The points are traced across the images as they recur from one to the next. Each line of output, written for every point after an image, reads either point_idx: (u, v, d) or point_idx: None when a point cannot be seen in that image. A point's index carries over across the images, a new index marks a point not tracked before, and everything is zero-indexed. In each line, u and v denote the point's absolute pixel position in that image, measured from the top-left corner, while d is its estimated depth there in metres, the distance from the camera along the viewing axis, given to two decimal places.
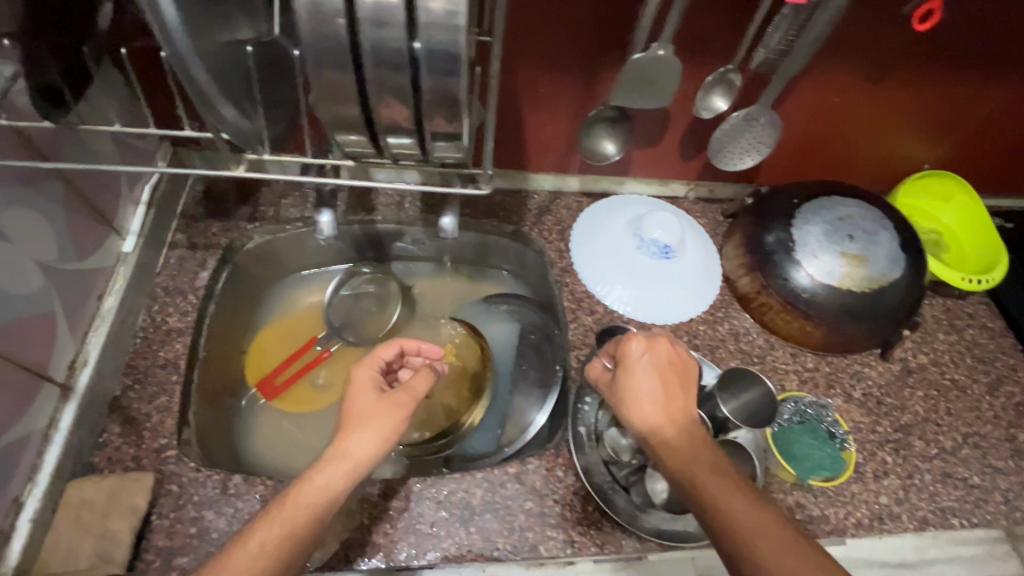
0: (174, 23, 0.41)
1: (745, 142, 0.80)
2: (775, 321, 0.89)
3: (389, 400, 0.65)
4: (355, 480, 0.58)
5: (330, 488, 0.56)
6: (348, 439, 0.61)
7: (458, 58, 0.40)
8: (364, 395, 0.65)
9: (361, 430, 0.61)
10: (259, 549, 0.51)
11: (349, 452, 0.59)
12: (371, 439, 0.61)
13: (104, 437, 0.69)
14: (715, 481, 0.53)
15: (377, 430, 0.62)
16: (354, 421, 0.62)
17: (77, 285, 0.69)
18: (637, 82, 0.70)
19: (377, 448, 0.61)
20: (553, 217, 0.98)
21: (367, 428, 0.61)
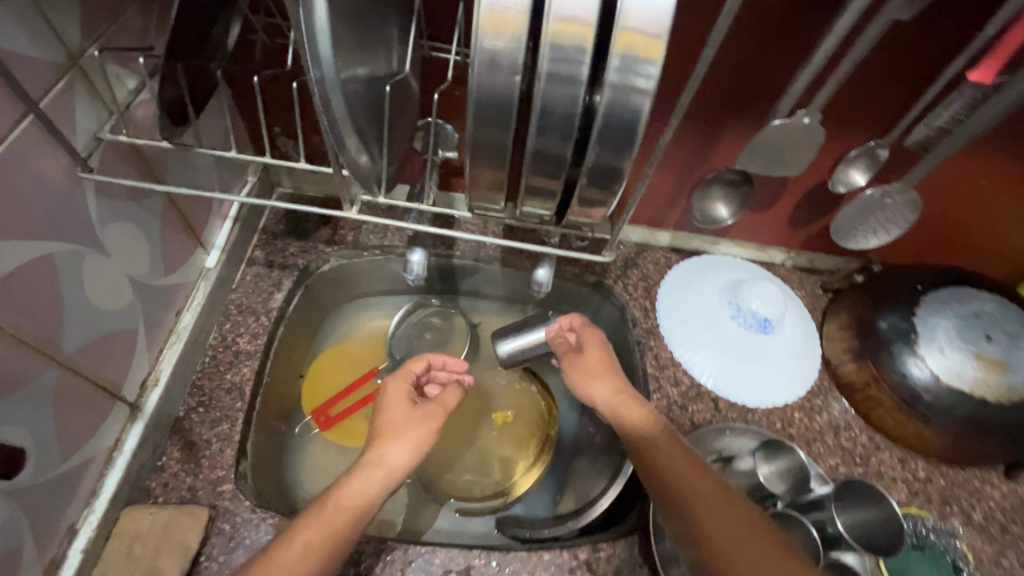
0: (323, 60, 0.38)
1: (872, 221, 0.73)
2: (885, 420, 0.80)
3: (421, 411, 0.65)
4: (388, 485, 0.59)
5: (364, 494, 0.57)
6: (382, 446, 0.61)
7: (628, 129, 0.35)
8: (394, 404, 0.65)
9: (394, 439, 0.62)
10: (302, 550, 0.52)
11: (382, 460, 0.60)
12: (400, 447, 0.61)
13: (163, 460, 0.66)
14: (688, 475, 0.60)
15: (410, 440, 0.62)
16: (386, 430, 0.63)
17: (159, 300, 0.66)
18: (771, 148, 0.64)
19: (408, 456, 0.61)
20: (639, 271, 0.91)
21: (399, 439, 0.62)
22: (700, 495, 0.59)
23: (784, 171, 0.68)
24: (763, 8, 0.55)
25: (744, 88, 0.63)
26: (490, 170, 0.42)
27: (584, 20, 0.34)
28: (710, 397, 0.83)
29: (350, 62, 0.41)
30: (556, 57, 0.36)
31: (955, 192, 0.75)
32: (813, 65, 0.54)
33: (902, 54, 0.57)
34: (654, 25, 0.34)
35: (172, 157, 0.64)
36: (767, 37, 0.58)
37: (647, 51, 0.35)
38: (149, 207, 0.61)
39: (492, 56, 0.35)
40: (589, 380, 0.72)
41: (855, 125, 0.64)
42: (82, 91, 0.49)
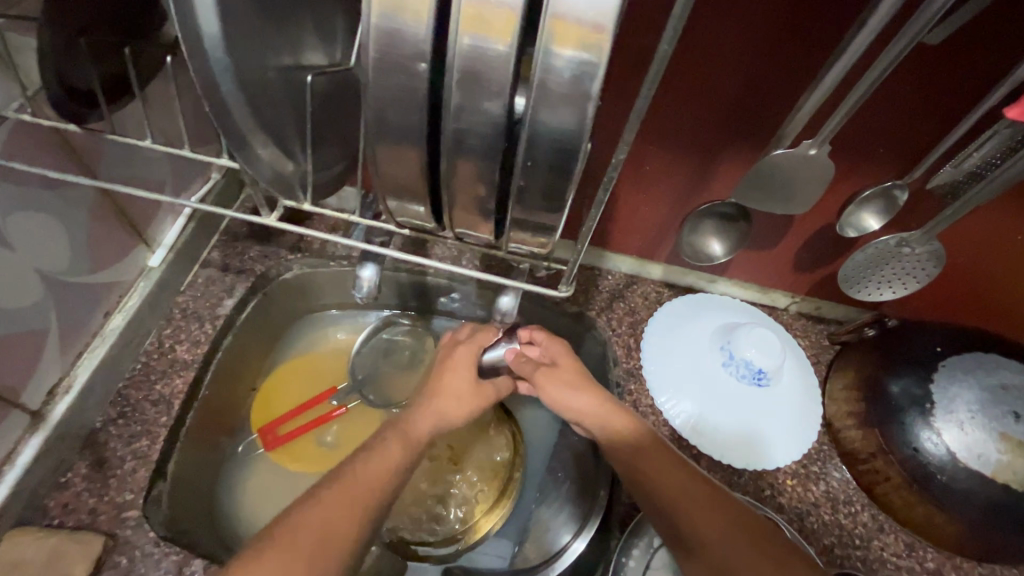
0: (212, 38, 0.32)
1: (886, 271, 0.64)
2: (891, 499, 0.70)
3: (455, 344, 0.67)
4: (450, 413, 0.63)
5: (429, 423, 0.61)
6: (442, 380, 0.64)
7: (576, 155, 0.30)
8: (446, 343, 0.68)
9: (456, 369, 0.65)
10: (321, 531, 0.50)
11: (450, 393, 0.63)
12: (462, 376, 0.64)
13: (67, 477, 0.60)
14: (677, 484, 0.57)
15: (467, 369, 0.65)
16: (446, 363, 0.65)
17: (81, 300, 0.60)
18: (774, 181, 0.57)
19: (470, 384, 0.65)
20: (626, 304, 0.83)
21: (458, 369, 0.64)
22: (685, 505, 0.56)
23: (795, 211, 0.60)
24: (766, 20, 0.48)
25: (743, 110, 0.56)
26: (414, 179, 0.35)
27: (504, 8, 0.28)
28: (693, 453, 0.74)
29: (255, 42, 0.35)
30: (476, 47, 0.29)
31: (986, 246, 0.66)
32: (824, 86, 0.47)
33: (925, 84, 0.49)
34: (592, 13, 0.28)
35: (113, 147, 0.58)
36: (772, 54, 0.51)
37: (584, 43, 0.28)
38: (76, 200, 0.57)
39: (400, 41, 0.29)
40: (566, 395, 0.64)
41: (868, 161, 0.57)
42: None
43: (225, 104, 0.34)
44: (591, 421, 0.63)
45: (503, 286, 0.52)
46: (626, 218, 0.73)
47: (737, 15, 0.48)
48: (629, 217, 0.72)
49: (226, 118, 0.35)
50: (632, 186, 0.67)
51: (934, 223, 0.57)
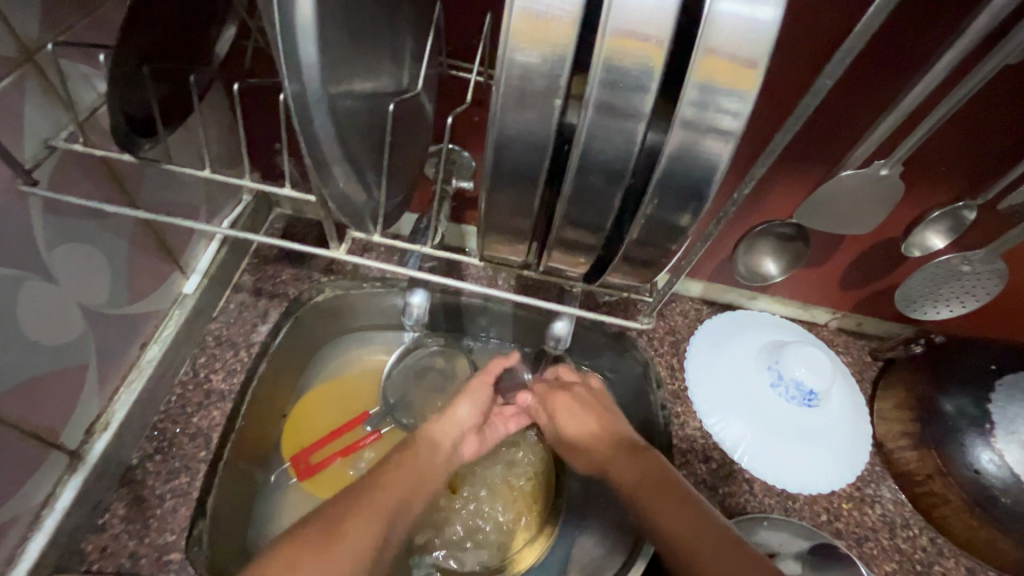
0: (307, 71, 0.30)
1: (945, 291, 0.63)
2: (952, 523, 0.68)
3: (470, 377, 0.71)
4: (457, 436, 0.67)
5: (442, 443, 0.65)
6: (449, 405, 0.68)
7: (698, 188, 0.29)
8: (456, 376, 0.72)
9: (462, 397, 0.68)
10: None
11: (454, 416, 0.67)
12: (467, 406, 0.68)
13: (104, 518, 0.57)
14: (659, 503, 0.57)
15: (472, 400, 0.69)
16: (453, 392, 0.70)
17: (119, 331, 0.58)
18: (841, 204, 0.55)
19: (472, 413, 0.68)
20: (666, 323, 0.82)
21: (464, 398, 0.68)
22: (667, 520, 0.55)
23: (851, 230, 0.58)
24: (909, 38, 0.46)
25: (814, 130, 0.54)
26: (507, 210, 0.34)
27: (655, 39, 0.27)
28: (745, 478, 0.72)
29: (343, 72, 0.33)
30: (612, 81, 0.28)
31: None
32: (904, 107, 0.45)
33: (1008, 104, 0.48)
34: (746, 50, 0.27)
35: (155, 174, 0.56)
36: (845, 72, 0.50)
37: (735, 81, 0.27)
38: (116, 228, 0.54)
39: (525, 75, 0.28)
40: (574, 420, 0.67)
41: (938, 179, 0.55)
42: (34, 90, 0.42)
43: (313, 137, 0.33)
44: (600, 446, 0.65)
45: (568, 314, 0.50)
46: (722, 246, 0.70)
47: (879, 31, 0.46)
48: (726, 245, 0.70)
49: (312, 151, 0.33)
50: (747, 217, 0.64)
51: (1004, 240, 0.55)
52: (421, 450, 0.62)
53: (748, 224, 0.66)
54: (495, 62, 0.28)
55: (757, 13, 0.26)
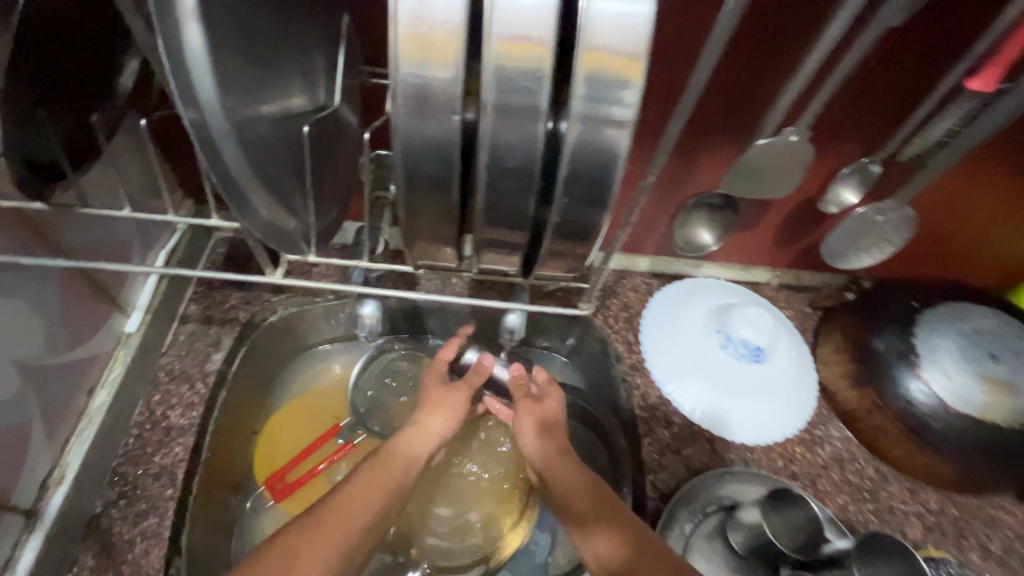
0: (209, 98, 0.30)
1: (865, 241, 0.68)
2: (892, 450, 0.74)
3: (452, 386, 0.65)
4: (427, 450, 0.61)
5: (412, 455, 0.60)
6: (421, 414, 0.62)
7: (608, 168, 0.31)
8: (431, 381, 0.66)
9: (433, 410, 0.63)
10: None
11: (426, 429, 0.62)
12: (440, 417, 0.62)
13: (73, 573, 0.55)
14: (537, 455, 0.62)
15: (445, 411, 0.63)
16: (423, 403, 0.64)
17: (61, 381, 0.56)
18: (759, 171, 0.58)
19: (444, 428, 0.63)
20: (619, 301, 0.84)
21: (441, 410, 0.63)
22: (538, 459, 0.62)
23: (772, 194, 0.62)
24: (797, 10, 0.49)
25: (719, 103, 0.57)
26: (433, 218, 0.35)
27: (537, 38, 0.27)
28: (706, 437, 0.76)
29: (248, 97, 0.33)
30: (507, 74, 0.28)
31: (947, 209, 0.72)
32: (802, 77, 0.48)
33: (898, 63, 0.52)
34: (628, 44, 0.28)
35: (73, 217, 0.54)
36: (744, 45, 0.52)
37: (621, 74, 0.29)
38: (40, 278, 0.52)
39: (425, 89, 0.29)
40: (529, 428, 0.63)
41: (845, 139, 0.59)
42: None
43: (225, 168, 0.32)
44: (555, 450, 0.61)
45: (517, 306, 0.52)
46: (646, 217, 0.72)
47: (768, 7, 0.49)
48: (651, 216, 0.71)
49: (229, 180, 0.33)
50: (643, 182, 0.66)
51: (907, 191, 0.59)
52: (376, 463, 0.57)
53: (672, 193, 0.67)
54: (391, 76, 0.29)
55: (632, 8, 0.28)
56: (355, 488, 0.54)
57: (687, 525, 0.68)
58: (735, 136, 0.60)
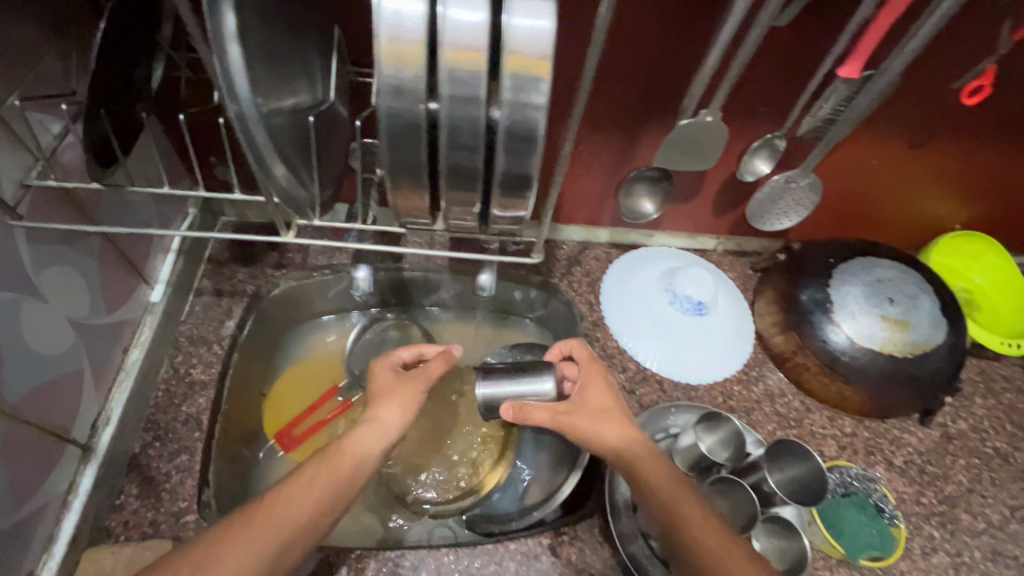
0: (242, 93, 0.41)
1: (782, 205, 0.81)
2: (812, 384, 0.87)
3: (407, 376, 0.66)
4: (385, 444, 0.61)
5: (366, 448, 0.60)
6: (376, 407, 0.63)
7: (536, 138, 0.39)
8: (382, 376, 0.66)
9: (388, 401, 0.63)
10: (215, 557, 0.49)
11: (381, 421, 0.62)
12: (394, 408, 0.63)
13: (121, 499, 0.66)
14: (611, 428, 0.63)
15: (401, 400, 0.64)
16: (377, 396, 0.64)
17: (103, 340, 0.67)
18: (683, 146, 0.70)
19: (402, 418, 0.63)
20: (582, 268, 0.96)
21: (395, 400, 0.63)
22: (610, 431, 0.63)
23: (697, 165, 0.74)
24: (707, 11, 0.60)
25: (650, 90, 0.68)
26: None
27: (476, 48, 0.36)
28: (657, 380, 0.88)
29: (269, 95, 0.44)
30: (456, 70, 0.36)
31: (853, 177, 0.86)
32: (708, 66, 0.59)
33: (790, 54, 0.63)
34: (539, 47, 0.36)
35: (109, 199, 0.64)
36: (667, 40, 0.62)
37: (536, 71, 0.36)
38: (86, 249, 0.62)
39: (394, 83, 0.36)
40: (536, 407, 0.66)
41: (755, 118, 0.70)
42: (4, 141, 0.50)
43: (255, 147, 0.43)
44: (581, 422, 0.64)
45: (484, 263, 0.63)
46: (598, 192, 0.84)
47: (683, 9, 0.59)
48: (603, 189, 0.83)
49: (257, 155, 0.44)
50: (592, 159, 0.78)
51: (809, 160, 0.72)
52: (330, 456, 0.58)
53: (620, 167, 0.79)
54: (374, 73, 0.36)
55: (538, 21, 0.35)
56: (301, 485, 0.55)
57: None
58: (666, 117, 0.71)
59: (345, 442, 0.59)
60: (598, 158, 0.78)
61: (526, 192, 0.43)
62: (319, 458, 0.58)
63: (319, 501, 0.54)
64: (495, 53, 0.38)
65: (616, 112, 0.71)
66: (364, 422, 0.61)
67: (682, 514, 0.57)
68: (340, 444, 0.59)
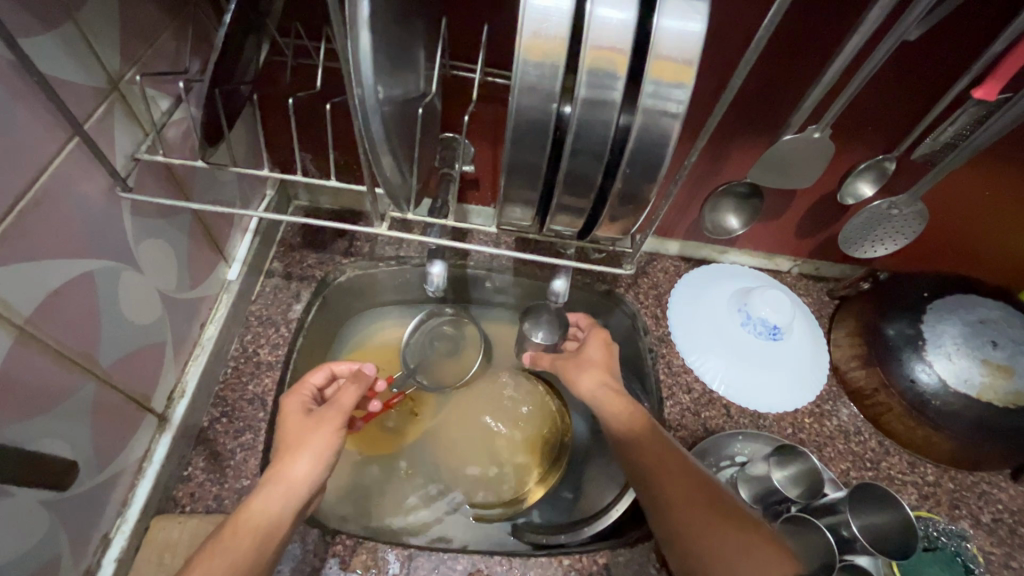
0: (365, 83, 0.40)
1: (879, 231, 0.76)
2: (895, 425, 0.81)
3: (315, 418, 0.58)
4: (297, 501, 0.53)
5: (270, 515, 0.51)
6: (284, 461, 0.55)
7: (665, 146, 0.37)
8: (290, 421, 0.59)
9: (295, 454, 0.55)
10: None
11: (289, 476, 0.54)
12: (306, 458, 0.55)
13: (189, 470, 0.67)
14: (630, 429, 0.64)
15: (313, 446, 0.56)
16: (284, 449, 0.56)
17: (185, 313, 0.68)
18: (784, 162, 0.66)
19: (319, 465, 0.55)
20: (649, 280, 0.93)
21: (302, 451, 0.55)
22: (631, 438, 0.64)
23: (794, 183, 0.70)
24: (830, 22, 0.56)
25: (754, 102, 0.64)
26: None
27: (619, 49, 0.34)
28: (722, 403, 0.84)
29: (385, 84, 0.43)
30: (595, 74, 0.34)
31: (960, 207, 0.79)
32: (828, 81, 0.55)
33: (916, 72, 0.58)
34: (685, 54, 0.34)
35: (202, 176, 0.65)
36: (782, 49, 0.59)
37: (678, 79, 0.34)
38: (178, 223, 0.63)
39: (530, 82, 0.35)
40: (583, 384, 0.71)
41: (865, 137, 0.66)
42: (121, 113, 0.51)
43: (368, 136, 0.42)
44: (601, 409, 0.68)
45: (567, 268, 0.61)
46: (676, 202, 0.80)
47: (803, 19, 0.56)
48: (683, 200, 0.80)
49: (369, 144, 0.43)
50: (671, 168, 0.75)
51: (918, 187, 0.67)
52: (225, 533, 0.50)
53: (706, 178, 0.75)
54: (510, 70, 0.35)
55: (689, 25, 0.33)
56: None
57: None
58: (766, 130, 0.68)
59: (242, 518, 0.51)
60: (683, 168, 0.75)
61: (642, 202, 0.41)
62: (208, 548, 0.49)
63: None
64: (632, 58, 0.36)
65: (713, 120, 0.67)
66: (267, 483, 0.54)
67: (711, 526, 0.55)
68: (235, 521, 0.51)
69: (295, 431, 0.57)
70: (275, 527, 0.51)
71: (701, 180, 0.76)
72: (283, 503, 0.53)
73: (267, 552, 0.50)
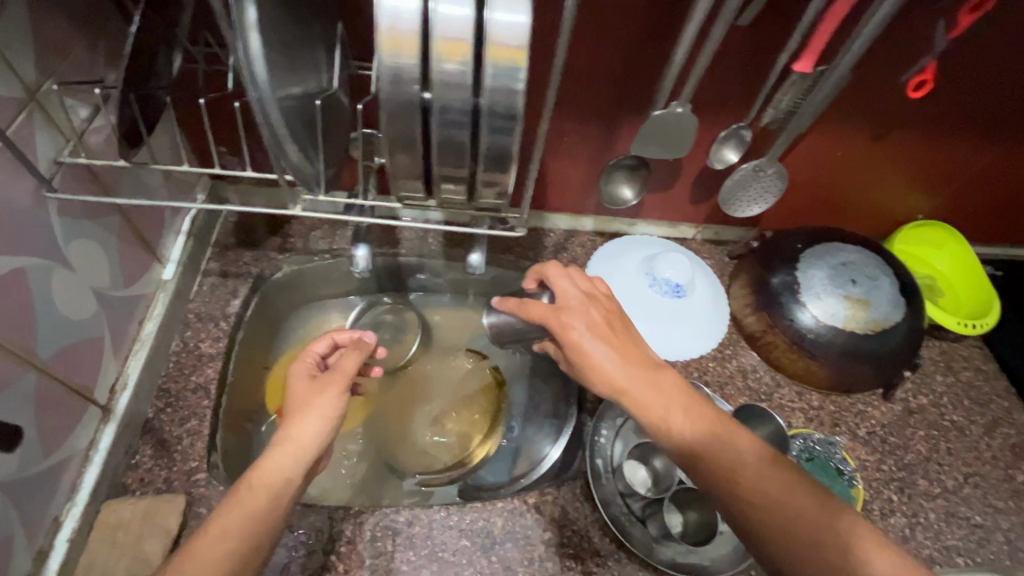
0: (260, 79, 0.46)
1: (752, 192, 0.87)
2: (782, 360, 0.93)
3: (320, 382, 0.62)
4: (309, 458, 0.56)
5: (285, 470, 0.54)
6: (293, 423, 0.58)
7: (514, 114, 0.45)
8: (297, 385, 0.63)
9: (305, 413, 0.59)
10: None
11: (302, 433, 0.57)
12: (316, 419, 0.58)
13: (136, 458, 0.71)
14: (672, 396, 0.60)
15: (323, 408, 0.59)
16: (292, 410, 0.60)
17: (120, 310, 0.72)
18: (658, 135, 0.76)
19: (325, 428, 0.58)
20: (568, 254, 1.02)
21: (310, 413, 0.59)
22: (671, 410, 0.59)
23: (670, 153, 0.80)
24: (674, 12, 0.66)
25: (627, 83, 0.74)
26: None
27: (463, 40, 0.42)
28: None
29: (281, 80, 0.50)
30: (444, 60, 0.42)
31: (821, 166, 0.92)
32: (677, 61, 0.65)
33: (752, 50, 0.69)
34: (516, 40, 0.42)
35: (127, 179, 0.69)
36: (641, 35, 0.68)
37: (513, 60, 0.42)
38: (106, 224, 0.67)
39: (392, 69, 0.42)
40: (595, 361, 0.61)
41: (723, 108, 0.76)
42: (41, 120, 0.55)
43: (270, 125, 0.49)
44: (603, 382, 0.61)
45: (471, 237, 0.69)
46: (580, 179, 0.89)
47: (652, 10, 0.66)
48: (586, 176, 0.89)
49: (272, 132, 0.49)
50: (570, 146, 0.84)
51: (773, 150, 0.79)
52: (241, 488, 0.53)
53: (601, 154, 0.85)
54: (375, 61, 0.42)
55: (516, 16, 0.41)
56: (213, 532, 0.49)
57: (608, 423, 0.83)
58: (641, 108, 0.77)
59: (258, 472, 0.54)
60: (580, 146, 0.84)
61: (508, 166, 0.49)
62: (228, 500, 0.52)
63: (231, 555, 0.49)
64: (480, 45, 0.44)
65: (595, 101, 0.77)
66: (277, 441, 0.56)
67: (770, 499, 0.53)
68: (248, 480, 0.53)
69: (302, 394, 0.62)
70: (289, 481, 0.54)
71: (597, 157, 0.85)
72: (299, 461, 0.56)
73: (286, 501, 0.53)
